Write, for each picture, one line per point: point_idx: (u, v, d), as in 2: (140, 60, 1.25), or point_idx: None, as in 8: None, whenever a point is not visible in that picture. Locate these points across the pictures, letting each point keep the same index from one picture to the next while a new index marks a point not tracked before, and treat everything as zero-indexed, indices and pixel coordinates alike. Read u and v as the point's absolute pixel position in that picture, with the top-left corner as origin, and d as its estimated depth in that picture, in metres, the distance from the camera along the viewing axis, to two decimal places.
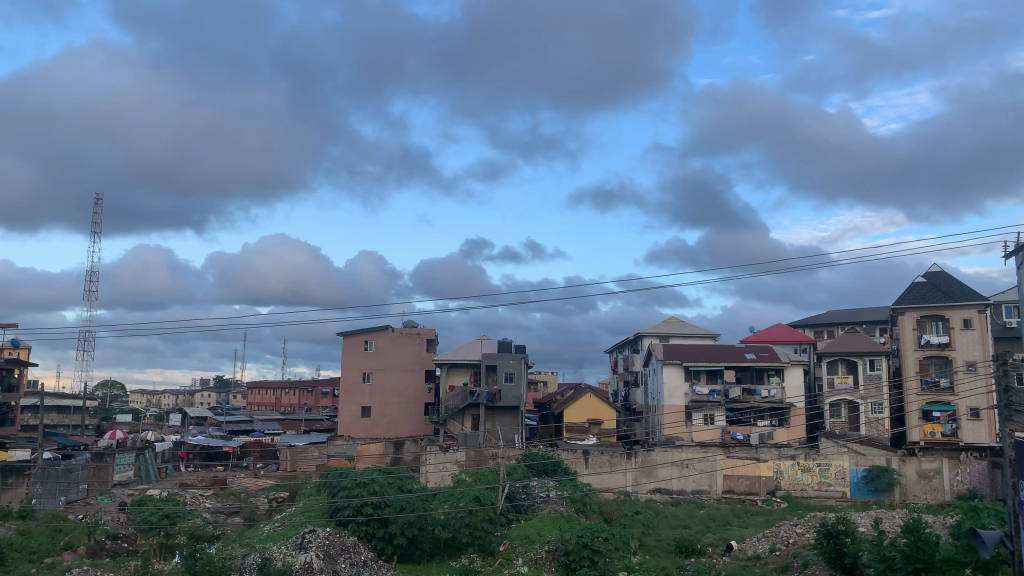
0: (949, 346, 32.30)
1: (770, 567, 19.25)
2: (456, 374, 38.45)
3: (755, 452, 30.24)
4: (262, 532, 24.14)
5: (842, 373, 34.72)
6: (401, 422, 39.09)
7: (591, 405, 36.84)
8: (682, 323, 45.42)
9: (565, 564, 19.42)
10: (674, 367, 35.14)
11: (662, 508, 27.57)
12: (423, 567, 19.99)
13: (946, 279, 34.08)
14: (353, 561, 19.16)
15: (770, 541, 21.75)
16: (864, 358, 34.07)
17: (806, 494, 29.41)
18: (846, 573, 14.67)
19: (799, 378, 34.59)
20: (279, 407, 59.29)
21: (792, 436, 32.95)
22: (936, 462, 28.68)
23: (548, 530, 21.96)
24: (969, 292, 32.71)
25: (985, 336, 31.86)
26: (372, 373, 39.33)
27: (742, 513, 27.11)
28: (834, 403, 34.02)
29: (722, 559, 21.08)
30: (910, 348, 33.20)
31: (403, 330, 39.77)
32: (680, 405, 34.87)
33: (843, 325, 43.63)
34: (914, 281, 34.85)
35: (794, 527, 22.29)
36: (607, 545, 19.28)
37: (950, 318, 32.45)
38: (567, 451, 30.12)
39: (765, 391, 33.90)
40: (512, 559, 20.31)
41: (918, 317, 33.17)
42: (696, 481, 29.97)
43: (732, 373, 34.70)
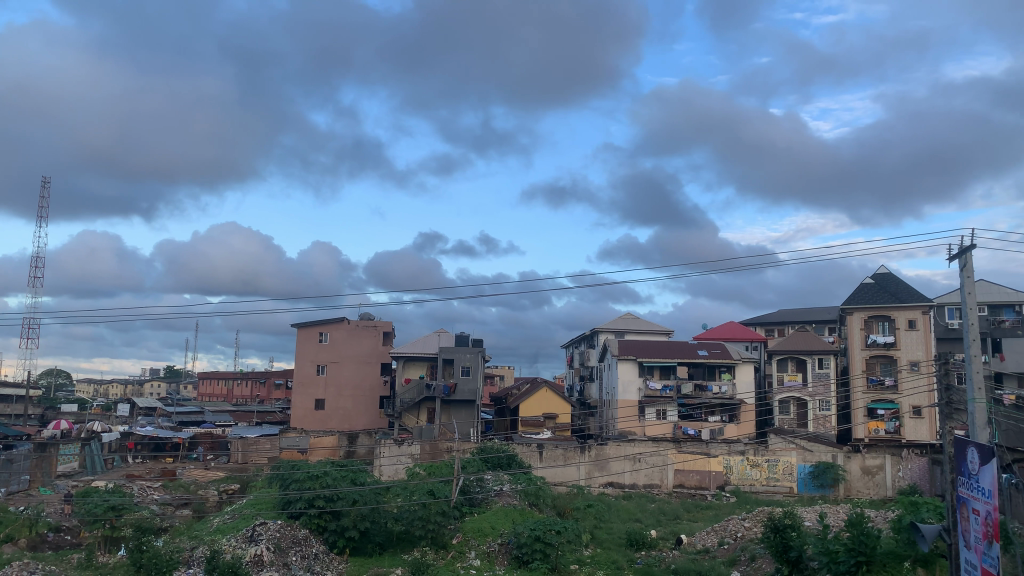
0: (894, 345, 33.19)
1: (718, 560, 19.67)
2: (412, 367, 38.35)
3: (706, 447, 30.82)
4: (212, 524, 23.89)
5: (792, 371, 35.38)
6: (355, 415, 38.84)
7: (545, 399, 37.08)
8: (637, 320, 45.92)
9: (516, 557, 19.55)
10: (628, 362, 35.50)
11: (614, 502, 27.95)
12: (375, 560, 20.01)
13: (893, 280, 35.04)
14: (305, 554, 19.06)
15: (718, 535, 22.18)
16: (813, 356, 34.83)
17: (754, 489, 30.08)
18: (792, 567, 15.10)
19: (749, 375, 35.30)
20: (231, 398, 58.51)
21: (742, 432, 33.63)
22: (879, 458, 29.37)
23: (502, 523, 22.06)
24: (914, 294, 33.73)
25: (928, 336, 32.85)
26: (327, 365, 39.07)
27: (692, 507, 27.58)
28: (782, 399, 34.72)
29: (672, 552, 21.43)
30: (856, 347, 34.02)
31: (359, 323, 39.63)
32: (634, 400, 35.19)
33: (793, 323, 44.52)
34: (863, 282, 35.73)
35: (742, 521, 22.74)
36: (559, 537, 19.55)
37: (896, 319, 33.41)
38: (522, 445, 30.24)
39: (717, 387, 34.50)
40: (465, 552, 20.39)
41: (865, 317, 34.02)
42: (648, 475, 30.47)
43: (684, 369, 35.32)
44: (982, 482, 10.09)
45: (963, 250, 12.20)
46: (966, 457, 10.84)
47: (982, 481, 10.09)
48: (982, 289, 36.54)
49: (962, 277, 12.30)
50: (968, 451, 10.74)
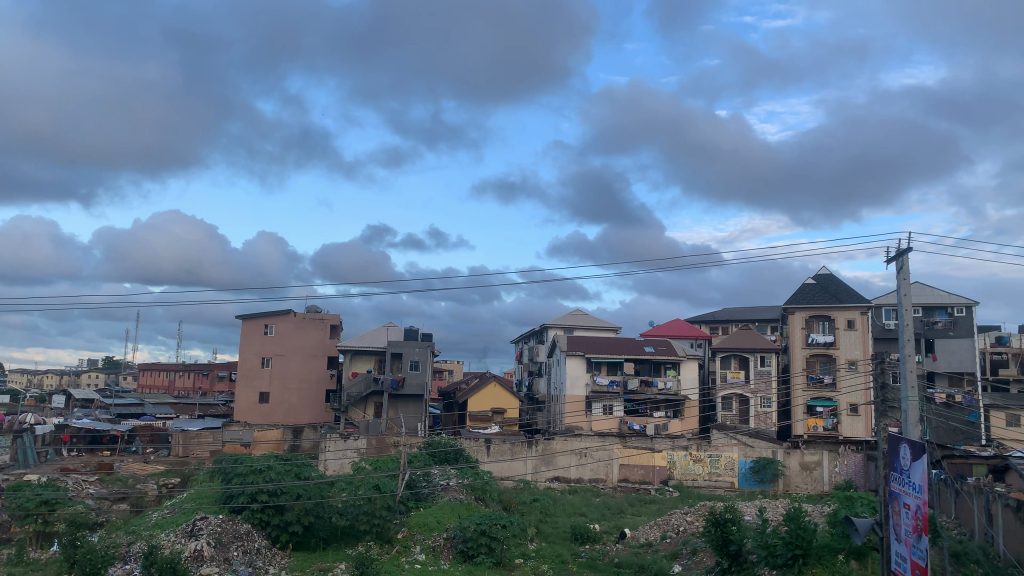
0: (833, 345, 34.15)
1: (661, 554, 20.04)
2: (359, 361, 38.05)
3: (650, 442, 31.28)
4: (150, 519, 23.40)
5: (734, 368, 36.08)
6: (300, 408, 38.42)
7: (493, 394, 37.19)
8: (585, 316, 46.36)
9: (462, 551, 19.63)
10: (576, 358, 35.74)
11: (560, 496, 28.22)
12: (318, 555, 19.86)
13: (833, 282, 36.04)
14: (247, 549, 18.77)
15: (661, 529, 22.58)
16: (755, 354, 35.62)
17: (697, 484, 30.66)
18: (731, 560, 15.46)
19: (693, 372, 35.94)
20: (172, 390, 57.26)
21: (685, 427, 34.26)
22: (817, 454, 30.23)
23: (447, 518, 22.10)
24: (853, 295, 34.76)
25: (865, 336, 33.91)
26: (272, 358, 38.47)
27: (636, 501, 28.01)
28: (725, 396, 35.43)
29: (616, 546, 21.74)
30: (797, 346, 34.89)
31: (305, 315, 39.10)
32: (581, 395, 35.48)
33: (737, 322, 45.47)
34: (804, 282, 36.65)
35: (684, 515, 23.19)
36: (505, 532, 19.67)
37: (836, 319, 34.38)
38: (469, 439, 30.28)
39: (662, 383, 35.13)
40: (410, 546, 20.35)
41: (807, 316, 34.88)
42: (594, 470, 30.88)
43: (631, 365, 35.75)
44: (913, 477, 10.50)
45: (900, 253, 12.62)
46: (898, 453, 11.23)
47: (913, 476, 10.48)
48: (917, 291, 37.81)
49: (899, 279, 12.73)
50: (901, 448, 11.14)
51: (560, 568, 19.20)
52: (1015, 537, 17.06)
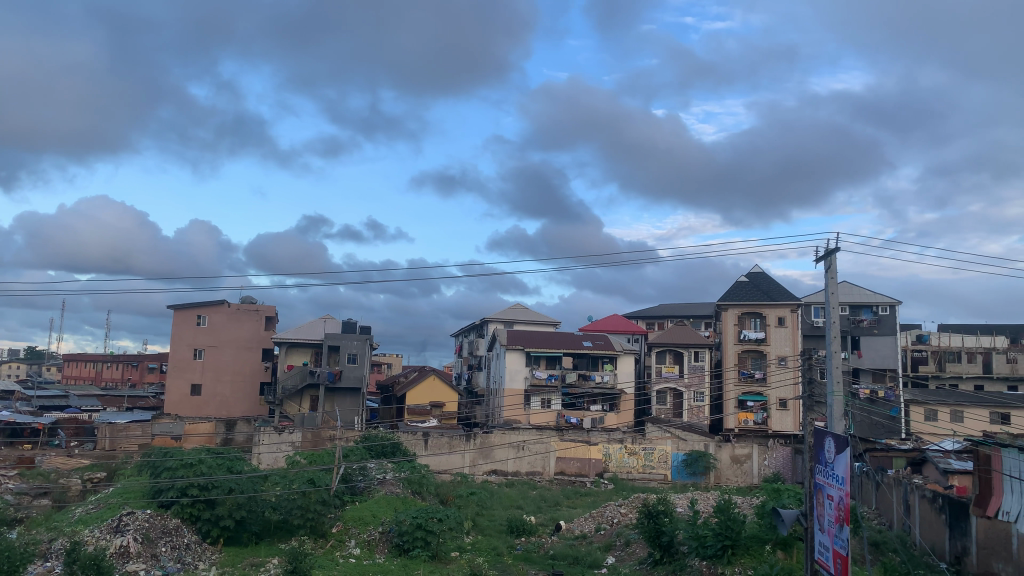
0: (764, 341, 35.18)
1: (595, 545, 20.42)
2: (295, 353, 37.46)
3: (587, 435, 31.76)
4: (74, 514, 22.68)
5: (669, 363, 36.75)
6: (233, 401, 37.71)
7: (432, 388, 37.20)
8: (525, 310, 46.65)
9: (397, 545, 19.64)
10: (516, 352, 35.91)
11: (496, 489, 28.40)
12: (250, 550, 19.58)
13: (765, 280, 37.10)
14: (175, 544, 18.40)
15: (596, 521, 22.98)
16: (689, 349, 36.44)
17: (631, 476, 31.25)
18: (663, 551, 15.90)
19: (629, 366, 36.62)
20: (99, 382, 55.46)
21: (621, 421, 34.89)
22: (748, 447, 31.11)
23: (383, 512, 22.04)
24: (784, 293, 35.86)
25: (795, 333, 35.02)
26: (205, 349, 37.65)
27: (572, 493, 28.44)
28: (660, 390, 36.19)
29: (551, 539, 22.04)
30: (730, 341, 35.78)
31: (240, 306, 38.39)
32: (520, 388, 35.66)
33: (673, 318, 46.45)
34: (737, 280, 37.61)
35: (618, 508, 23.65)
36: (440, 525, 19.74)
37: (767, 316, 35.40)
38: (407, 433, 30.19)
39: (599, 377, 35.64)
40: (344, 541, 20.22)
41: (740, 313, 35.78)
42: (531, 463, 31.17)
43: (569, 359, 36.16)
44: (837, 470, 10.94)
45: (829, 252, 13.11)
46: (823, 446, 11.70)
47: (837, 468, 10.93)
48: (844, 290, 39.19)
49: (827, 278, 13.21)
50: (826, 441, 11.61)
51: (495, 560, 19.35)
52: (930, 527, 17.92)
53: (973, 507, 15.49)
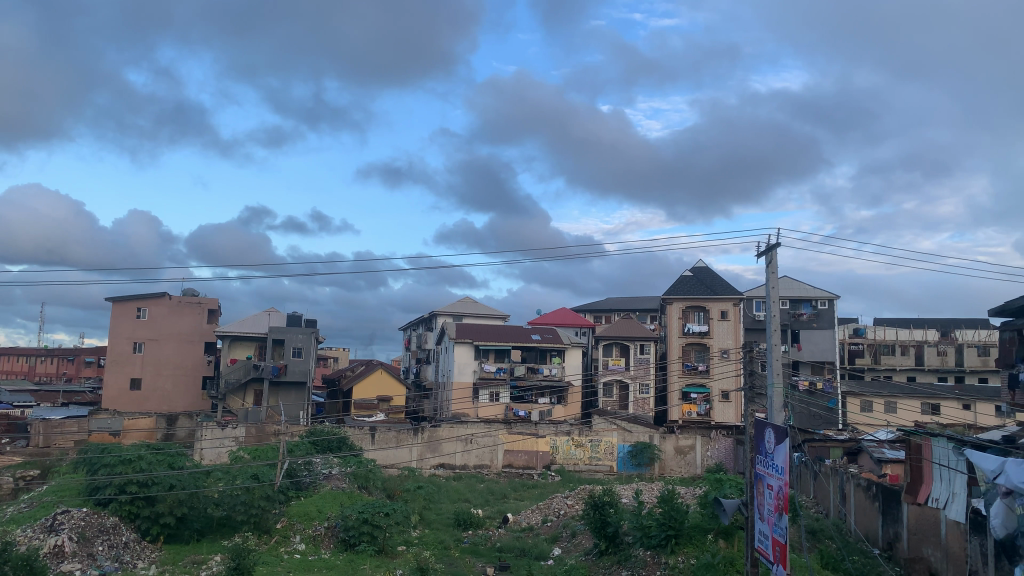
0: (708, 334, 35.89)
1: (542, 537, 20.66)
2: (238, 347, 36.77)
3: (534, 428, 32.00)
4: (5, 514, 21.93)
5: (616, 356, 37.20)
6: (174, 396, 36.95)
7: (379, 381, 36.97)
8: (473, 303, 46.70)
9: (343, 540, 19.53)
10: (464, 345, 35.90)
11: (443, 483, 28.43)
12: (191, 547, 19.26)
13: (708, 275, 37.83)
14: (113, 543, 17.96)
15: (542, 513, 23.21)
16: (635, 342, 36.94)
17: (578, 468, 31.62)
18: (609, 541, 16.21)
19: (576, 359, 37.00)
20: (32, 376, 53.66)
21: (569, 413, 35.26)
22: (691, 438, 31.77)
23: (329, 507, 21.91)
24: (727, 288, 36.65)
25: (737, 327, 35.80)
26: (145, 343, 36.75)
27: (519, 486, 28.65)
28: (607, 382, 36.64)
29: (498, 531, 22.20)
30: (674, 335, 36.36)
31: (181, 299, 37.53)
32: (468, 381, 35.69)
33: (619, 311, 47.03)
34: (682, 275, 38.25)
35: (565, 499, 23.91)
36: (387, 520, 19.71)
37: (710, 310, 36.10)
38: (353, 427, 29.99)
39: (547, 370, 35.91)
40: (289, 536, 20.01)
41: (684, 306, 36.39)
42: (478, 456, 31.34)
43: (518, 352, 36.28)
44: (777, 460, 11.30)
45: (771, 247, 13.45)
46: (764, 437, 12.05)
47: (777, 459, 11.29)
48: (784, 285, 40.21)
49: (769, 273, 13.55)
50: (766, 432, 11.96)
51: (442, 553, 19.40)
52: (864, 514, 18.59)
53: (905, 494, 16.15)
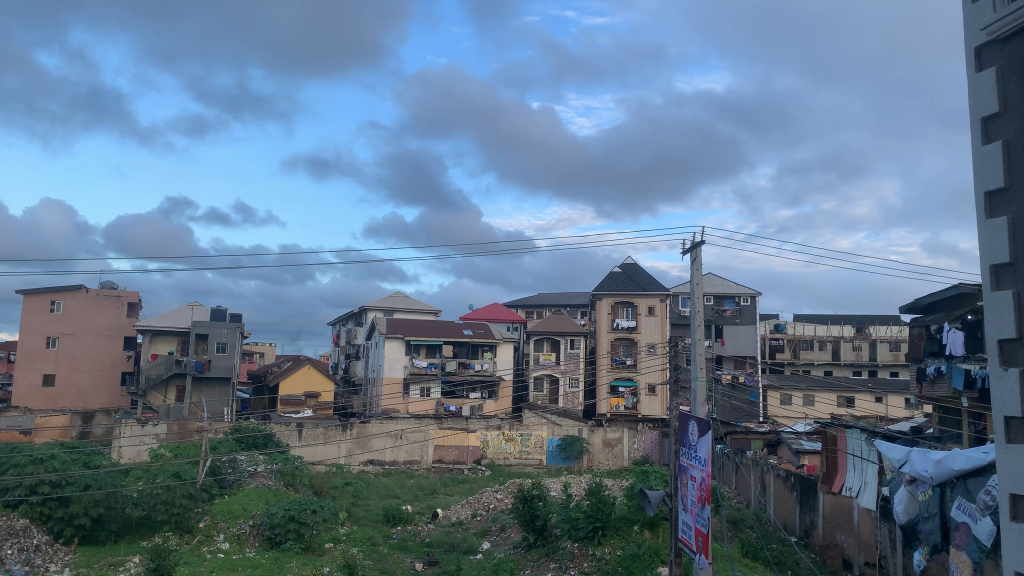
0: (635, 329, 36.63)
1: (471, 531, 20.81)
2: (159, 342, 35.72)
3: (465, 423, 32.11)
4: None
5: (546, 351, 37.61)
6: (91, 392, 35.67)
7: (307, 377, 36.47)
8: (404, 298, 46.49)
9: (269, 538, 19.27)
10: (395, 340, 35.70)
11: (373, 479, 28.29)
12: (108, 549, 18.69)
13: (637, 271, 38.58)
14: (23, 546, 17.26)
15: (472, 507, 23.37)
16: (566, 337, 37.41)
17: (507, 462, 31.93)
18: (537, 534, 16.48)
19: (508, 354, 37.25)
20: None
21: (499, 408, 35.53)
22: (618, 431, 32.37)
23: (254, 505, 21.55)
24: (654, 284, 37.41)
25: (664, 322, 36.64)
26: (59, 338, 35.29)
27: (449, 481, 28.72)
28: (537, 377, 37.05)
29: (427, 526, 22.23)
30: (604, 330, 36.97)
31: (99, 292, 36.23)
32: (399, 377, 35.53)
33: (551, 307, 47.54)
34: (611, 271, 38.89)
35: (494, 493, 24.11)
36: (314, 517, 19.53)
37: (638, 305, 36.83)
38: (280, 423, 29.52)
39: (478, 365, 36.07)
40: (212, 535, 19.61)
41: (613, 302, 37.03)
42: (408, 452, 31.23)
43: (449, 348, 36.30)
44: (699, 452, 11.69)
45: (695, 245, 13.92)
46: (687, 430, 12.46)
47: (699, 451, 11.67)
48: (709, 281, 41.33)
49: (694, 270, 14.00)
50: (689, 425, 12.36)
51: (371, 550, 19.32)
52: (782, 504, 19.35)
53: (821, 484, 16.89)
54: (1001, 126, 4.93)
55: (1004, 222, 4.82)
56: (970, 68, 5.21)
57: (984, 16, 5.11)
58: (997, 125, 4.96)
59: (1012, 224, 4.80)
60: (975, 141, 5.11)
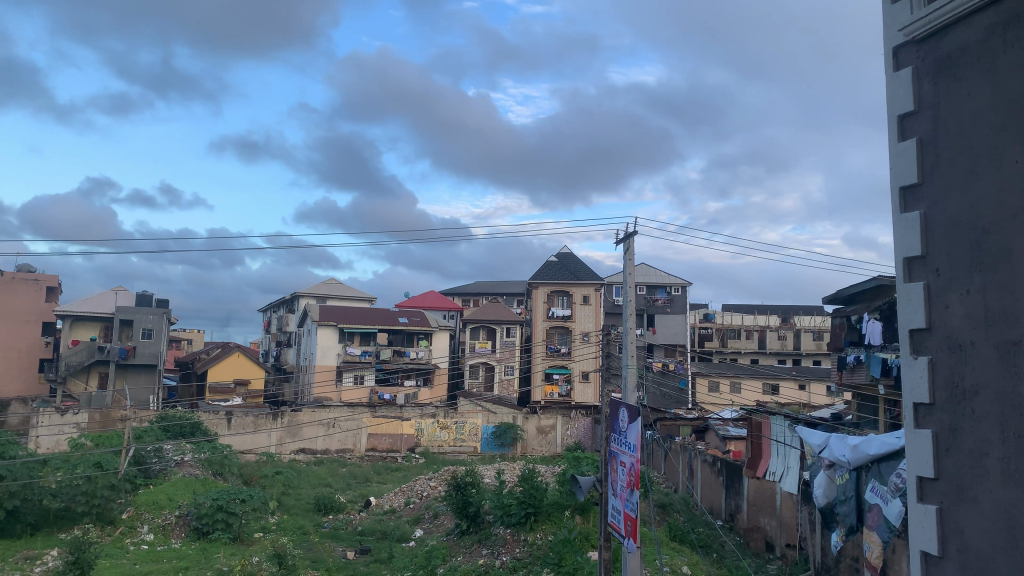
0: (571, 318, 36.99)
1: (404, 519, 20.77)
2: (81, 328, 34.44)
3: (399, 411, 32.00)
4: None
5: (483, 339, 37.67)
6: (6, 379, 34.17)
7: (237, 364, 35.72)
8: (338, 285, 45.90)
9: (195, 529, 18.84)
10: (328, 328, 35.24)
11: (304, 468, 27.93)
12: (23, 542, 18.00)
13: (572, 260, 38.98)
14: None
15: (405, 495, 23.31)
16: (501, 325, 37.53)
17: (442, 450, 31.93)
18: (470, 521, 16.56)
19: (443, 342, 37.22)
20: None
21: (434, 396, 35.47)
22: (552, 418, 32.71)
23: (180, 495, 21.04)
24: (589, 274, 37.86)
25: (598, 311, 37.09)
26: None
27: (382, 469, 28.57)
28: (473, 365, 37.12)
29: (360, 515, 22.11)
30: (539, 318, 37.22)
31: (16, 275, 34.69)
32: (332, 364, 35.09)
33: (487, 295, 47.63)
34: (548, 260, 39.17)
35: (428, 481, 24.09)
36: (243, 506, 19.20)
37: (573, 294, 37.20)
38: (208, 412, 28.85)
39: (413, 353, 35.92)
40: (136, 527, 19.09)
41: (548, 291, 37.32)
42: (341, 440, 30.94)
43: (384, 336, 36.02)
44: (629, 438, 11.90)
45: (629, 235, 14.10)
46: (618, 417, 12.66)
47: (629, 437, 11.88)
48: (642, 271, 42.00)
49: (627, 260, 14.19)
50: (620, 412, 12.58)
51: (301, 539, 19.10)
52: (709, 489, 19.87)
53: (746, 469, 17.40)
54: (916, 124, 5.13)
55: (917, 217, 5.04)
56: (888, 67, 5.42)
57: (901, 18, 5.31)
58: (912, 123, 5.17)
59: (924, 220, 5.02)
60: (891, 138, 5.32)
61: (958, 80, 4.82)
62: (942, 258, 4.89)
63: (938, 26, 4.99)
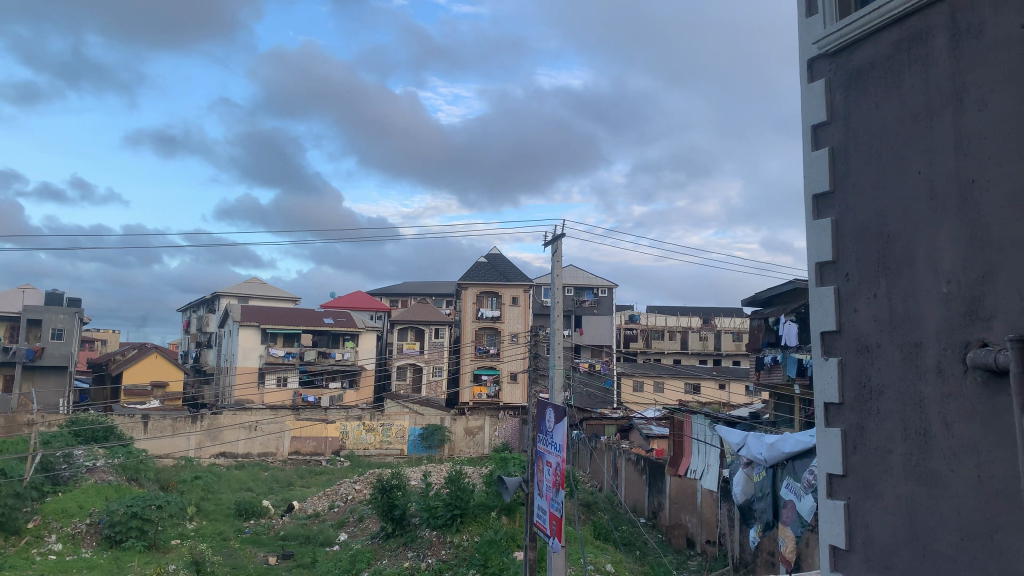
0: (499, 319, 37.06)
1: (328, 522, 20.43)
2: None
3: (324, 414, 31.49)
4: None
5: (411, 340, 37.36)
6: None
7: (153, 366, 34.52)
8: (262, 285, 44.88)
9: (108, 537, 18.08)
10: (251, 329, 34.40)
11: (224, 472, 27.17)
12: None
13: (502, 262, 39.06)
14: None
15: (329, 499, 22.92)
16: (430, 326, 37.32)
17: (368, 452, 31.56)
18: (395, 523, 16.40)
19: (371, 343, 36.73)
20: None
21: (360, 398, 35.14)
22: (480, 419, 32.70)
23: (91, 503, 20.18)
24: (519, 276, 38.01)
25: (526, 312, 37.28)
26: None
27: (306, 473, 28.03)
28: (400, 366, 36.81)
29: (282, 519, 21.66)
30: (468, 319, 37.14)
31: None
32: (254, 366, 34.28)
33: (415, 296, 47.32)
34: (477, 261, 39.16)
35: (353, 484, 23.76)
36: (159, 513, 18.57)
37: (502, 295, 37.30)
38: (123, 415, 27.79)
39: (339, 354, 35.37)
40: (42, 536, 18.20)
41: (477, 292, 37.32)
42: (263, 443, 30.25)
43: (309, 336, 35.28)
44: (555, 438, 11.98)
45: (557, 236, 14.16)
46: (545, 417, 12.73)
47: (556, 437, 11.96)
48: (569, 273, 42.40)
49: (555, 262, 14.27)
50: (547, 412, 12.66)
51: (220, 545, 18.57)
52: (632, 487, 20.19)
53: (668, 467, 17.75)
54: (828, 134, 5.33)
55: (829, 224, 5.23)
56: (803, 79, 5.61)
57: (815, 31, 5.51)
58: (824, 133, 5.36)
59: (835, 226, 5.21)
60: (805, 146, 5.50)
61: (867, 93, 5.02)
62: (851, 263, 5.09)
63: (849, 40, 5.18)
